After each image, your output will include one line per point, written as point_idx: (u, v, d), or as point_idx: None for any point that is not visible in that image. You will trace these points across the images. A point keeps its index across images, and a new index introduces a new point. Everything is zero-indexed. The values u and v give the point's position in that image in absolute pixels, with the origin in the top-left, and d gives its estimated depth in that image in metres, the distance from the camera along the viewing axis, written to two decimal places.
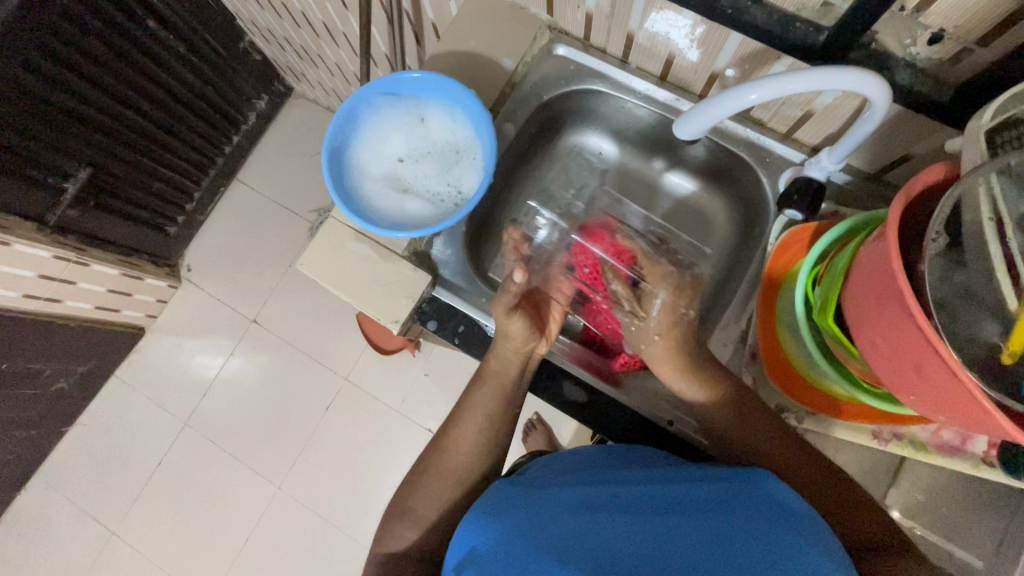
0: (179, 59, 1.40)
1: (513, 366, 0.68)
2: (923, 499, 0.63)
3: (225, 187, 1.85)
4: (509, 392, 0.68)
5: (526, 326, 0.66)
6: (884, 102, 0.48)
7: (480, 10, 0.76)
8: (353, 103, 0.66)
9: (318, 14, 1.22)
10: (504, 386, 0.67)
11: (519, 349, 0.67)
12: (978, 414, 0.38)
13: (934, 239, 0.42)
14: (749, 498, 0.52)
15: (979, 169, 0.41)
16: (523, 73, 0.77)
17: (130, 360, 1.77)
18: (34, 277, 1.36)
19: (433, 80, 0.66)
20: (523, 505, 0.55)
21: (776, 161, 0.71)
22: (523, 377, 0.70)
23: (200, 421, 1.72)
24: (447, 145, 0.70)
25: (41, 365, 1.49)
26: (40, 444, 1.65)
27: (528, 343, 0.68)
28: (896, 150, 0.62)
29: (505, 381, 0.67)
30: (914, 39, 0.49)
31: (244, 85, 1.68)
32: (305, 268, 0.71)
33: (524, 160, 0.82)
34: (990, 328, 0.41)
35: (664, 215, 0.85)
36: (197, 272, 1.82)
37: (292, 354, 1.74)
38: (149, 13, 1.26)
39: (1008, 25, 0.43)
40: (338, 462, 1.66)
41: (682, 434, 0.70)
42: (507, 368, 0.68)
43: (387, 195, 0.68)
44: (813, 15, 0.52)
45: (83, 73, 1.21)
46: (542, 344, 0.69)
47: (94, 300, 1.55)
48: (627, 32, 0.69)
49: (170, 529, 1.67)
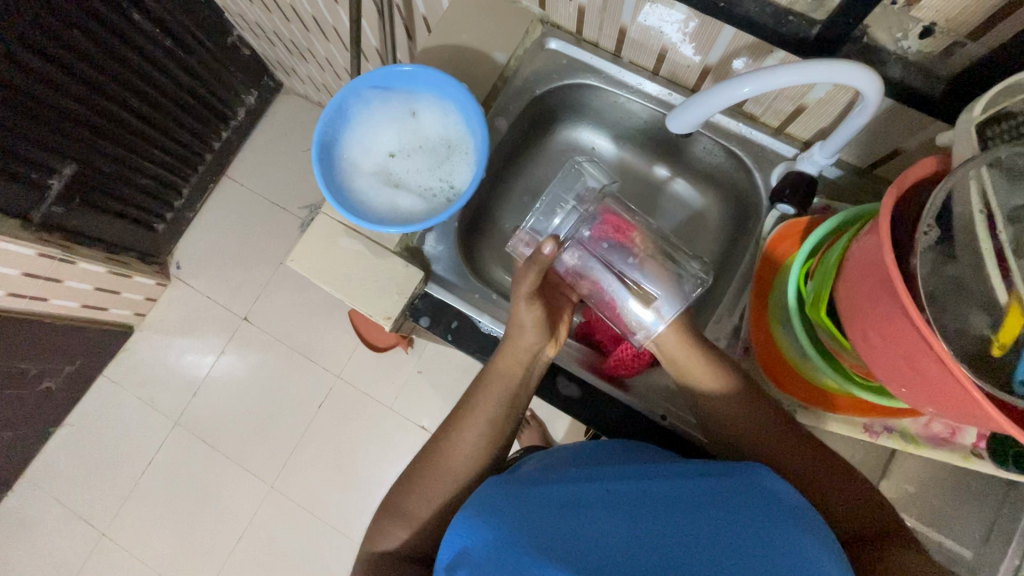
0: (164, 52, 1.38)
1: (517, 368, 0.67)
2: (912, 490, 0.64)
3: (214, 183, 1.83)
4: (513, 393, 0.67)
5: (542, 320, 0.66)
6: (876, 98, 0.48)
7: (471, 3, 0.76)
8: (343, 97, 0.64)
9: (307, 8, 1.20)
10: (507, 387, 0.67)
11: (530, 347, 0.67)
12: (969, 405, 0.38)
13: (926, 232, 0.42)
14: (745, 495, 0.52)
15: (969, 162, 0.42)
16: (515, 67, 0.76)
17: (118, 359, 1.75)
18: (19, 275, 1.34)
19: (425, 74, 0.65)
20: (517, 503, 0.54)
21: (769, 155, 0.71)
22: (528, 382, 0.69)
23: (191, 420, 1.70)
24: (439, 139, 0.69)
25: (27, 365, 1.46)
26: (27, 445, 1.63)
27: (538, 343, 0.68)
28: (887, 144, 0.62)
29: (507, 383, 0.67)
30: (905, 33, 0.49)
31: (232, 80, 1.66)
32: (296, 264, 0.70)
33: (516, 155, 0.81)
34: (979, 319, 0.41)
35: (659, 211, 0.85)
36: (187, 270, 1.80)
37: (284, 352, 1.72)
38: (135, 6, 1.24)
39: (998, 18, 0.43)
40: (331, 460, 1.65)
41: (677, 429, 0.70)
42: (508, 366, 0.67)
43: (379, 189, 0.67)
44: (806, 8, 0.51)
45: (67, 68, 1.19)
46: (552, 347, 0.69)
47: (81, 299, 1.53)
48: (619, 26, 0.69)
49: (160, 529, 1.65)
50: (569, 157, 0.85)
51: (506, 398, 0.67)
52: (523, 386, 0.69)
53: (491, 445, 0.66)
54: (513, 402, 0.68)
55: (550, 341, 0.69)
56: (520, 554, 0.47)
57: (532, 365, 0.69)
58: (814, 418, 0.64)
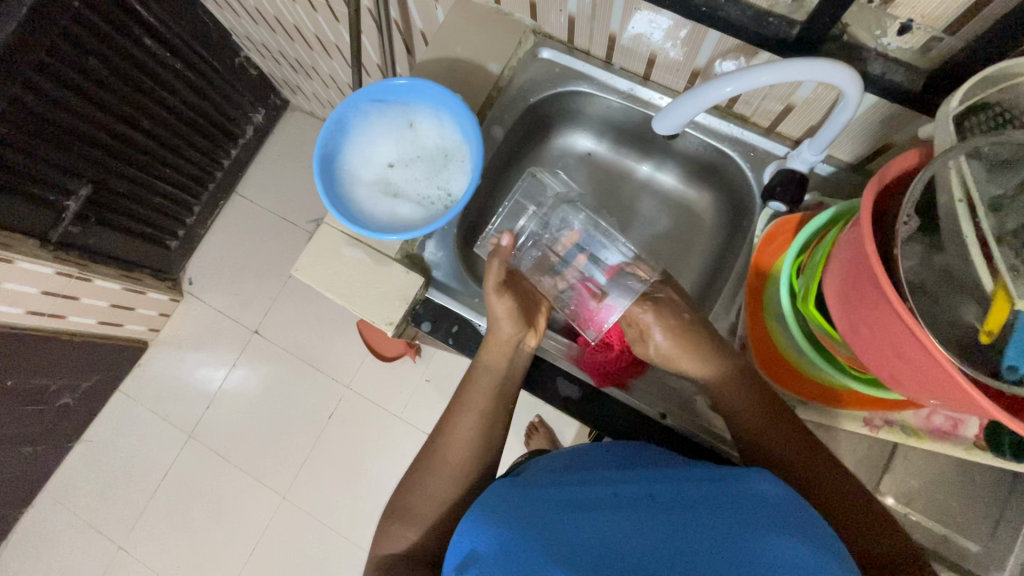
0: (174, 74, 1.43)
1: (501, 358, 0.69)
2: (916, 485, 0.62)
3: (224, 200, 1.87)
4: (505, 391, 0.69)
5: (512, 308, 0.69)
6: (857, 96, 0.48)
7: (465, 17, 0.78)
8: (342, 111, 0.67)
9: (310, 27, 1.24)
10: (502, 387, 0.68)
11: (508, 338, 0.69)
12: (957, 393, 0.39)
13: (907, 222, 0.43)
14: (751, 494, 0.52)
15: (949, 152, 0.42)
16: (510, 77, 0.78)
17: (134, 374, 1.78)
18: (37, 293, 1.38)
19: (420, 86, 0.67)
20: (523, 503, 0.55)
21: (761, 155, 0.72)
22: (513, 373, 0.70)
23: (204, 433, 1.73)
24: (436, 148, 0.71)
25: (46, 381, 1.50)
26: (47, 461, 1.66)
27: (517, 332, 0.69)
28: (876, 140, 0.63)
29: (498, 374, 0.69)
30: (884, 30, 0.50)
31: (240, 98, 1.71)
32: (301, 274, 0.72)
33: (513, 163, 0.83)
34: (969, 309, 0.42)
35: (653, 215, 0.86)
36: (199, 285, 1.84)
37: (294, 363, 1.75)
38: (145, 30, 1.30)
39: (973, 13, 0.44)
40: (342, 470, 1.66)
41: (678, 428, 0.69)
42: (495, 356, 0.69)
43: (379, 199, 0.69)
44: (786, 10, 0.53)
45: (82, 92, 1.25)
46: (531, 336, 0.71)
47: (98, 315, 1.57)
48: (609, 34, 0.71)
49: (175, 541, 1.67)
50: (564, 163, 0.87)
51: (501, 398, 0.68)
52: (510, 376, 0.70)
53: (489, 442, 0.67)
54: (504, 395, 0.69)
55: (530, 331, 0.71)
56: (528, 553, 0.48)
57: (515, 354, 0.70)
58: (828, 417, 0.64)
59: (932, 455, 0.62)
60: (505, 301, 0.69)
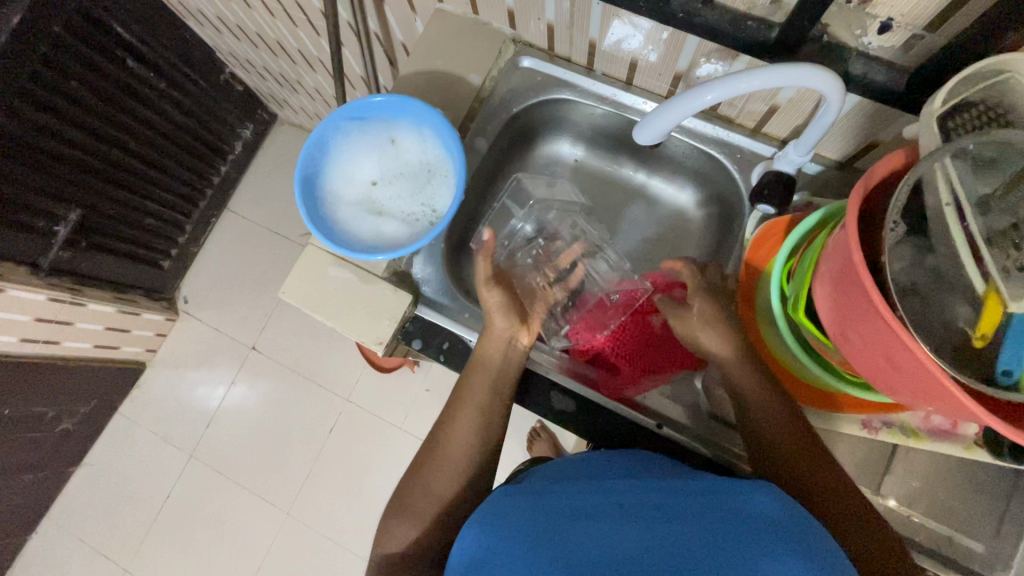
0: (159, 94, 1.43)
1: (498, 354, 0.66)
2: (918, 485, 0.62)
3: (216, 217, 1.87)
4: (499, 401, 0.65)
5: (504, 302, 0.67)
6: (839, 99, 0.47)
7: (444, 28, 0.77)
8: (321, 130, 0.66)
9: (292, 42, 1.24)
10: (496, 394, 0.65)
11: (501, 335, 0.66)
12: (953, 404, 0.38)
13: (893, 228, 0.42)
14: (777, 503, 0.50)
15: (933, 154, 0.41)
16: (491, 88, 0.77)
17: (132, 396, 1.78)
18: (31, 320, 1.37)
19: (399, 102, 0.66)
20: (529, 511, 0.54)
21: (748, 157, 0.71)
22: (509, 371, 0.66)
23: (205, 451, 1.72)
24: (419, 164, 0.70)
25: (44, 408, 1.49)
26: (48, 487, 1.65)
27: (510, 328, 0.66)
28: (863, 139, 0.63)
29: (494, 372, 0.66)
30: (864, 30, 0.49)
31: (227, 115, 1.71)
32: (288, 296, 0.71)
33: (499, 173, 0.82)
34: (962, 311, 0.41)
35: (643, 220, 0.85)
36: (194, 303, 1.83)
37: (293, 378, 1.75)
38: (127, 52, 1.29)
39: (955, 10, 0.43)
40: (344, 484, 1.65)
41: (673, 438, 0.68)
42: (489, 352, 0.67)
43: (362, 218, 0.68)
44: (764, 12, 0.52)
45: (66, 117, 1.24)
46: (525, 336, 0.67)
47: (93, 339, 1.56)
48: (589, 40, 0.70)
49: (181, 563, 1.66)
50: (551, 172, 0.86)
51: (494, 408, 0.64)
52: (506, 376, 0.66)
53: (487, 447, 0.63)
54: (499, 389, 0.65)
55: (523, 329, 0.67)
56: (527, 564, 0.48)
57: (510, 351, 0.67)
58: (825, 420, 0.63)
59: (933, 454, 0.61)
60: (495, 296, 0.67)
